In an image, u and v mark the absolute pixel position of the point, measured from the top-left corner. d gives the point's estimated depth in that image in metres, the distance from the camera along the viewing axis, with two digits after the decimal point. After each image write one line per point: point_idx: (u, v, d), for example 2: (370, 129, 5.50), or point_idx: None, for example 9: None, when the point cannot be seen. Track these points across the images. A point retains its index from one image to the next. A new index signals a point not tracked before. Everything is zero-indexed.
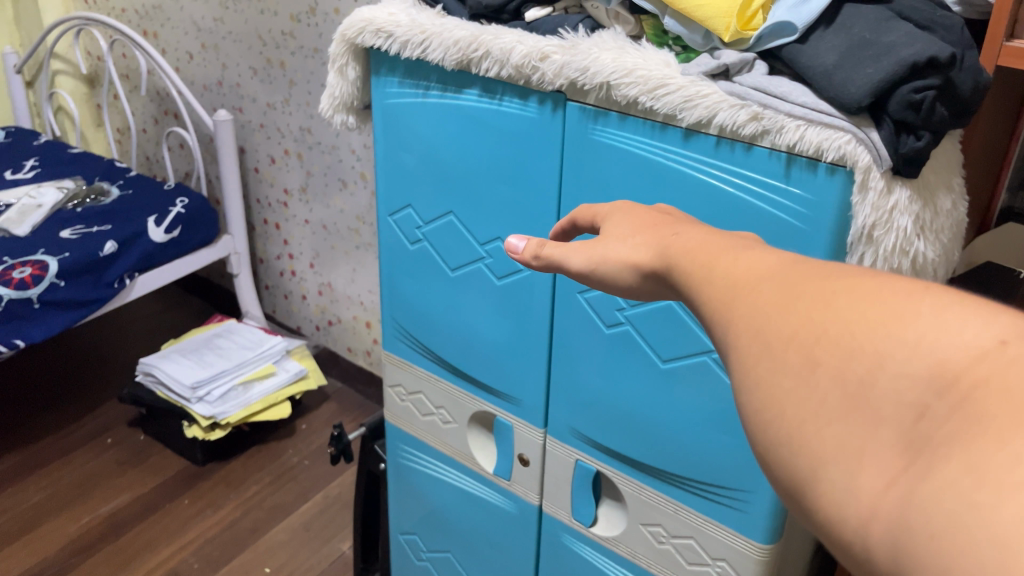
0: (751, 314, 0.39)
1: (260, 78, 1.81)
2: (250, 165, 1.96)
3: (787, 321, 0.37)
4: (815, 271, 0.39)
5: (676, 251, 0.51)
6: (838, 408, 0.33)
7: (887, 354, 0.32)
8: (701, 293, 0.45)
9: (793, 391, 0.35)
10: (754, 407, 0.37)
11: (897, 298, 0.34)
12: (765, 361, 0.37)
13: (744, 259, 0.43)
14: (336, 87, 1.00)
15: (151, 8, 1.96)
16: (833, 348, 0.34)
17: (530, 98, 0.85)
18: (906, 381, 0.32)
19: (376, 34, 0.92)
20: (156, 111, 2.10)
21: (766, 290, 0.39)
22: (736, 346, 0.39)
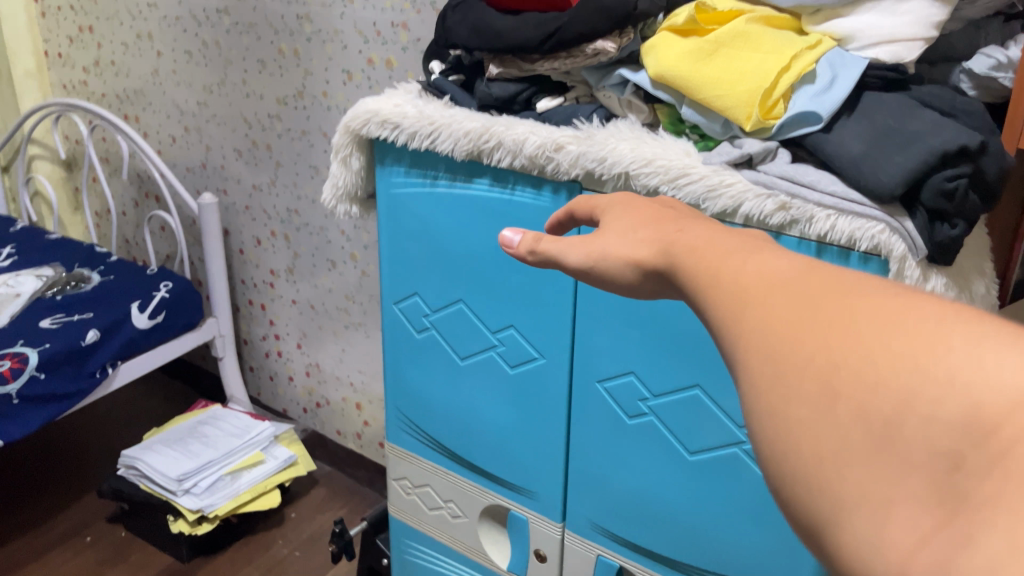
0: (762, 330, 0.35)
1: (244, 160, 1.80)
2: (234, 247, 1.92)
3: (803, 344, 0.32)
4: (836, 285, 0.34)
5: (680, 250, 0.47)
6: (861, 449, 0.29)
7: (915, 392, 0.28)
8: (708, 304, 0.40)
9: (809, 425, 0.31)
10: (767, 441, 0.32)
11: (924, 326, 0.30)
12: (778, 388, 0.32)
13: (753, 263, 0.40)
14: (339, 177, 0.98)
15: (132, 92, 1.95)
16: (853, 377, 0.30)
17: (545, 187, 0.84)
18: (935, 427, 0.27)
19: (381, 125, 0.92)
20: (136, 194, 2.07)
21: (778, 305, 0.35)
22: (746, 364, 0.34)
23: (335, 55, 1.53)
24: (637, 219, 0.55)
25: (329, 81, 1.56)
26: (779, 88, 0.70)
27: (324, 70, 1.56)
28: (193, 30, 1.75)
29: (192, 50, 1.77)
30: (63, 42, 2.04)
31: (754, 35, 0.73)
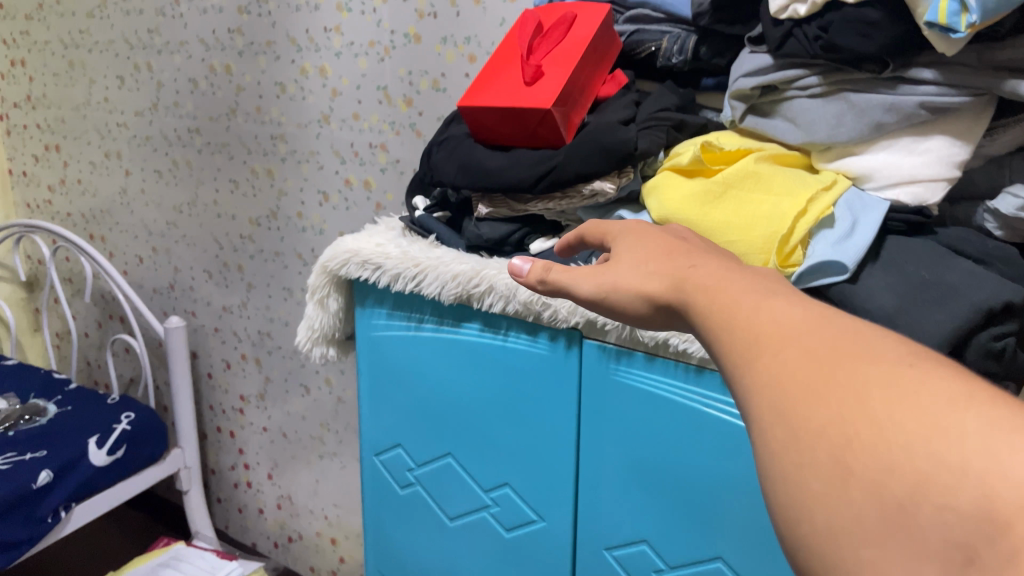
0: (777, 387, 0.34)
1: (215, 281, 1.72)
2: (202, 371, 1.82)
3: (819, 411, 0.32)
4: (849, 348, 0.34)
5: (691, 286, 0.46)
6: (877, 531, 0.29)
7: (931, 477, 0.28)
8: (719, 353, 0.40)
9: (823, 496, 0.31)
10: (782, 505, 0.32)
11: (937, 410, 0.30)
12: (791, 455, 0.32)
13: (764, 307, 0.40)
14: (315, 319, 0.91)
15: (98, 211, 1.88)
16: (869, 457, 0.30)
17: (540, 334, 0.77)
18: (951, 517, 0.28)
19: (361, 265, 0.85)
20: (100, 314, 1.98)
21: (795, 363, 0.35)
22: (763, 424, 0.34)
23: (311, 175, 1.48)
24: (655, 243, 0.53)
25: (304, 201, 1.51)
26: (795, 233, 0.64)
27: (299, 190, 1.51)
28: (164, 149, 1.69)
29: (161, 170, 1.71)
30: (27, 160, 1.97)
31: (765, 176, 0.68)
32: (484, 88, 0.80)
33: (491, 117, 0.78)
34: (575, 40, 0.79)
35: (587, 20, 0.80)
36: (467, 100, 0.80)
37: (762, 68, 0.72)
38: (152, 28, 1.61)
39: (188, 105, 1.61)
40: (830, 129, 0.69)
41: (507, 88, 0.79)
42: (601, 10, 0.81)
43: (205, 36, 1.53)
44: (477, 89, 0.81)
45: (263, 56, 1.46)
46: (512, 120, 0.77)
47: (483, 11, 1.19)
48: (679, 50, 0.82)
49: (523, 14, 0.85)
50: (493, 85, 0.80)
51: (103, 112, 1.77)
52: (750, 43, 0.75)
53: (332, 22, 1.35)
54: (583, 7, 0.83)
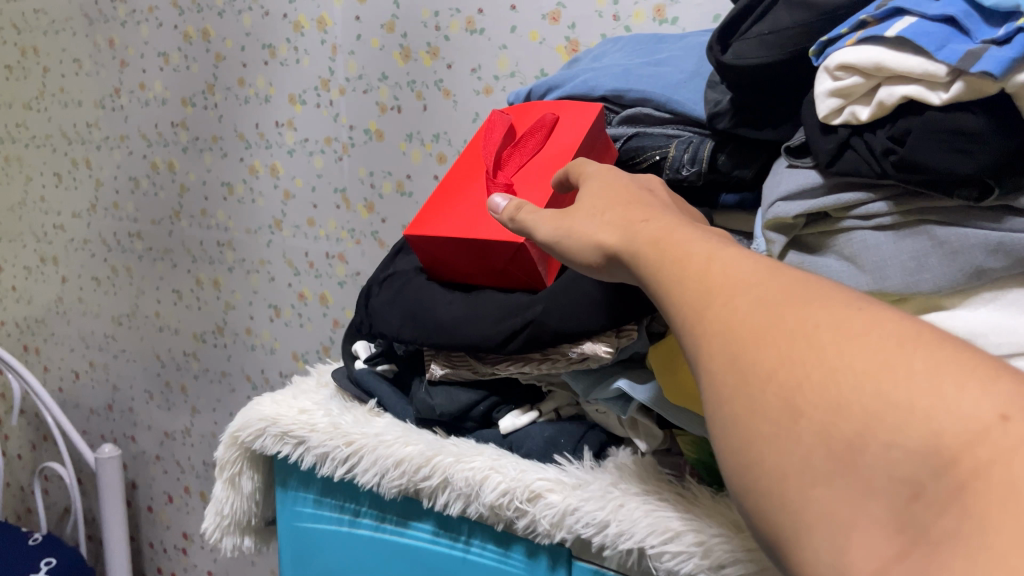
0: (727, 330, 0.33)
1: (157, 403, 1.51)
2: (142, 504, 1.59)
3: (770, 354, 0.31)
4: (800, 291, 0.33)
5: (641, 239, 0.41)
6: (826, 469, 0.28)
7: (880, 415, 0.27)
8: (665, 307, 0.38)
9: (773, 440, 0.30)
10: (733, 450, 0.32)
11: (886, 351, 0.29)
12: (741, 398, 0.32)
13: (717, 249, 0.38)
14: (224, 503, 0.70)
15: (33, 321, 1.67)
16: (820, 397, 0.29)
17: (513, 546, 0.56)
18: (899, 454, 0.26)
19: (279, 438, 0.65)
20: (33, 435, 1.75)
21: (744, 309, 0.33)
22: (714, 371, 0.33)
23: (261, 287, 1.29)
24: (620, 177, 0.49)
25: (254, 316, 1.31)
26: None
27: (248, 304, 1.32)
28: (102, 254, 1.50)
29: (100, 277, 1.52)
30: None
31: None
32: (442, 212, 0.62)
33: (448, 250, 0.59)
34: (557, 153, 0.61)
35: (572, 126, 0.63)
36: (416, 226, 0.61)
37: (808, 189, 0.54)
38: (91, 122, 1.43)
39: (128, 206, 1.42)
40: (909, 276, 0.50)
41: (469, 212, 0.60)
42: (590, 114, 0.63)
43: (147, 131, 1.36)
44: (432, 212, 0.63)
45: (208, 153, 1.28)
46: (474, 254, 0.58)
47: (453, 105, 1.02)
48: (691, 159, 0.64)
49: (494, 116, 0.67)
50: (453, 207, 0.62)
51: (39, 214, 1.58)
52: (788, 155, 0.56)
53: (284, 116, 1.18)
54: (569, 110, 0.65)
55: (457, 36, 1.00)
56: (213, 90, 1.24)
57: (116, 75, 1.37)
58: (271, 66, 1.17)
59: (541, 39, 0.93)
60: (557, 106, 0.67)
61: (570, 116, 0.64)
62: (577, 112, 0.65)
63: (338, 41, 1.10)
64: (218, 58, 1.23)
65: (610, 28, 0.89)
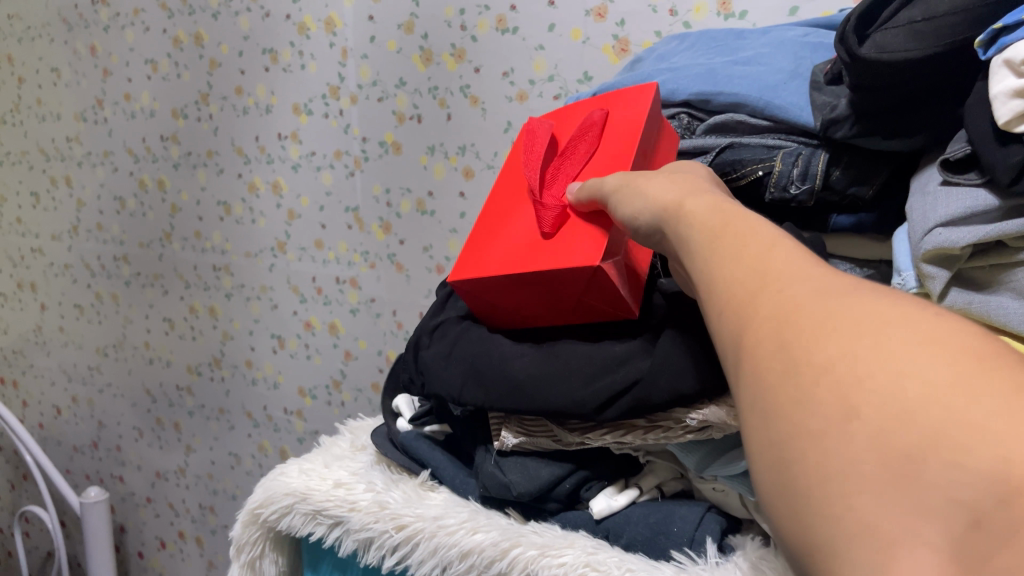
0: (784, 310, 0.25)
1: (147, 441, 1.38)
2: (132, 550, 1.46)
3: (828, 341, 0.23)
4: (862, 284, 0.26)
5: (682, 216, 0.34)
6: (872, 478, 0.21)
7: (950, 429, 0.20)
8: (704, 285, 0.30)
9: (808, 435, 0.22)
10: (763, 445, 0.24)
11: (967, 360, 0.21)
12: (786, 387, 0.24)
13: (761, 226, 0.30)
14: None
15: (11, 352, 1.54)
16: (881, 394, 0.21)
17: None
18: (963, 481, 0.20)
19: (311, 518, 0.54)
20: (13, 474, 1.62)
21: (792, 292, 0.26)
22: (753, 355, 0.26)
23: (262, 315, 1.17)
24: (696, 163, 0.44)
25: (255, 347, 1.20)
26: None
27: (248, 333, 1.20)
28: (85, 280, 1.38)
29: (82, 305, 1.40)
30: None
31: None
32: (491, 248, 0.51)
33: (508, 293, 0.49)
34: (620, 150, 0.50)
35: (631, 118, 0.52)
36: (463, 273, 0.51)
37: (978, 212, 0.43)
38: (71, 136, 1.31)
39: (114, 227, 1.30)
40: None
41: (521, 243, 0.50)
42: (649, 101, 0.52)
43: (134, 145, 1.24)
44: (478, 251, 0.52)
45: (203, 169, 1.17)
46: (542, 292, 0.47)
47: (482, 114, 0.91)
48: (801, 174, 0.53)
49: (530, 129, 0.57)
50: (502, 240, 0.51)
51: (15, 235, 1.45)
52: (944, 169, 0.46)
53: (287, 128, 1.07)
54: (622, 102, 0.54)
55: (486, 37, 0.89)
56: (207, 99, 1.13)
57: (99, 85, 1.25)
58: (273, 72, 1.06)
59: (584, 38, 0.83)
60: (605, 100, 0.57)
61: (626, 109, 0.54)
62: (631, 101, 0.54)
63: (349, 44, 0.99)
64: (212, 65, 1.11)
65: (666, 25, 0.78)
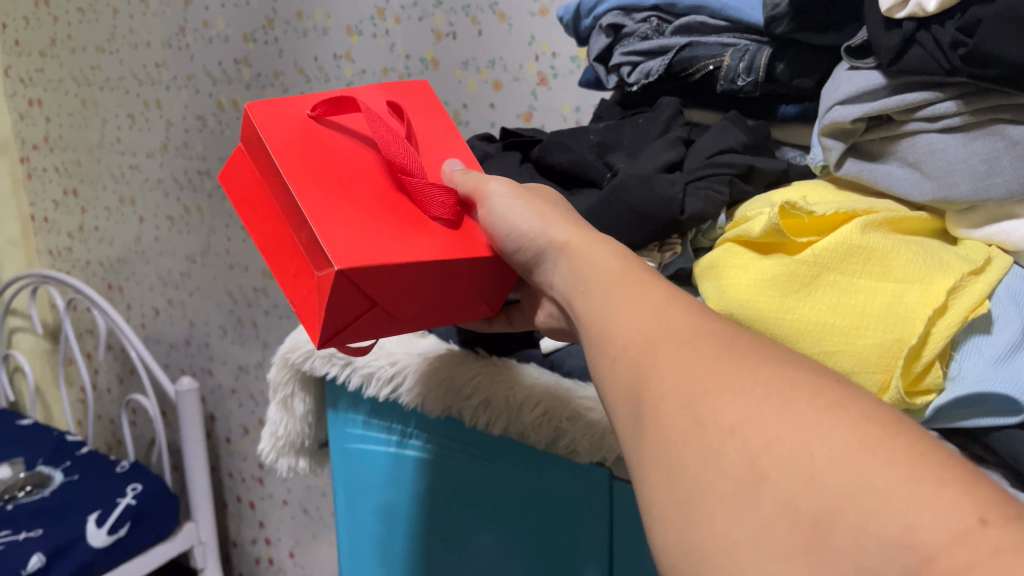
0: (682, 373, 0.33)
1: (231, 338, 1.55)
2: (220, 436, 1.65)
3: (732, 408, 0.31)
4: (755, 351, 0.33)
5: (592, 264, 0.42)
6: (788, 543, 0.27)
7: (854, 495, 0.26)
8: (603, 331, 0.39)
9: (727, 499, 0.29)
10: (674, 503, 0.31)
11: (866, 428, 0.28)
12: (695, 446, 0.31)
13: (653, 292, 0.39)
14: (279, 424, 0.72)
15: (115, 260, 1.74)
16: (787, 460, 0.28)
17: (552, 467, 0.55)
18: (869, 542, 0.25)
19: (328, 360, 0.66)
20: (121, 369, 1.83)
21: (690, 357, 0.34)
22: (665, 419, 0.33)
23: None
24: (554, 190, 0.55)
25: None
26: (930, 344, 0.42)
27: None
28: (175, 193, 1.54)
29: (174, 216, 1.56)
30: (48, 206, 1.82)
31: (878, 251, 0.45)
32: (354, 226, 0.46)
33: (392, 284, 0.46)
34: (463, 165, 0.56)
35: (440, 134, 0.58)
36: (346, 244, 0.44)
37: (868, 91, 0.50)
38: (160, 62, 1.46)
39: (197, 144, 1.45)
40: (978, 181, 0.46)
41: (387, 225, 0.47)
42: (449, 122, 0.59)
43: (211, 68, 1.37)
44: (340, 218, 0.46)
45: (270, 89, 1.29)
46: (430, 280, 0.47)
47: (508, 29, 0.99)
48: (746, 68, 0.60)
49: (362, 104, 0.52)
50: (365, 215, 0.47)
51: (116, 154, 1.62)
52: (849, 56, 0.52)
53: (341, 48, 1.17)
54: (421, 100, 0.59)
55: None
56: (273, 23, 1.24)
57: (181, 14, 1.38)
58: None
59: None
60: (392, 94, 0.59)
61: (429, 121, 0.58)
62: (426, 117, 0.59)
63: None
64: None
65: None
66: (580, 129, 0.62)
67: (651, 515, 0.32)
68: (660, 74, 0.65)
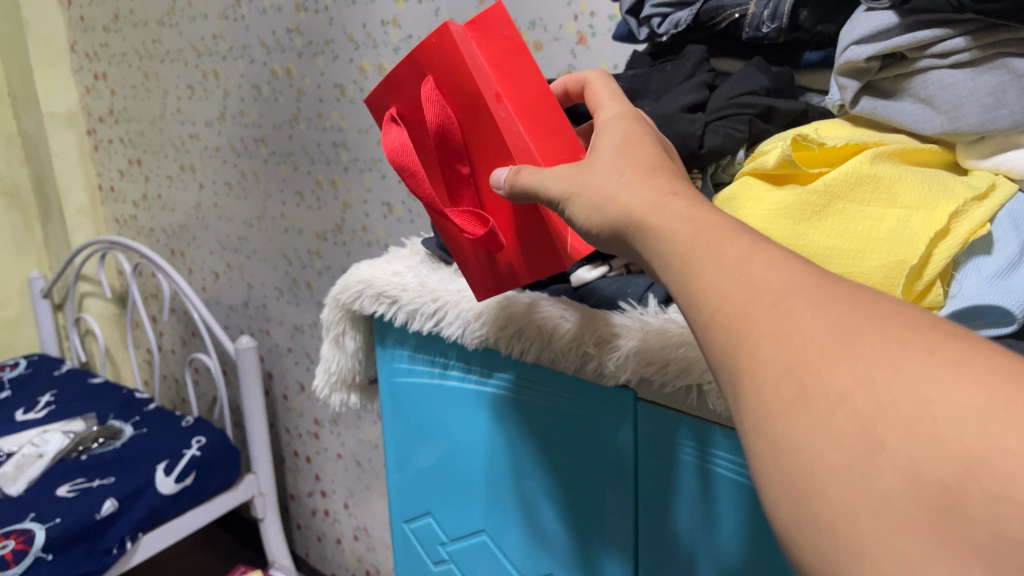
0: (779, 334, 0.30)
1: (287, 299, 1.62)
2: (278, 393, 1.73)
3: (840, 371, 0.28)
4: (857, 302, 0.30)
5: (670, 215, 0.38)
6: (915, 517, 0.24)
7: (986, 456, 0.23)
8: (688, 293, 0.35)
9: (843, 470, 0.26)
10: (781, 475, 0.28)
11: (993, 381, 0.25)
12: (800, 414, 0.28)
13: (745, 250, 0.34)
14: (332, 361, 0.79)
15: (177, 227, 1.82)
16: (901, 424, 0.25)
17: (584, 390, 0.60)
18: (1008, 508, 0.23)
19: (376, 298, 0.71)
20: (184, 331, 1.91)
21: (796, 316, 0.30)
22: (764, 383, 0.30)
23: (374, 185, 1.34)
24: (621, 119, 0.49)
25: (368, 214, 1.37)
26: (932, 265, 0.45)
27: (363, 202, 1.37)
28: (232, 160, 1.61)
29: (232, 182, 1.63)
30: (114, 176, 1.92)
31: (886, 180, 0.48)
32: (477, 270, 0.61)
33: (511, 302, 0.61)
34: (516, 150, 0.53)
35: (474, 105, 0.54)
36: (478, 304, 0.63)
37: (882, 31, 0.51)
38: (217, 33, 1.51)
39: (253, 112, 1.51)
40: (984, 112, 0.48)
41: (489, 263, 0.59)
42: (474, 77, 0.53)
43: (265, 38, 1.42)
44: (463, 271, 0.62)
45: (321, 56, 1.34)
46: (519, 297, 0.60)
47: None
48: (771, 15, 0.61)
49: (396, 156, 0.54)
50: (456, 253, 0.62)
51: (177, 124, 1.70)
52: None
53: (388, 14, 1.21)
54: (441, 66, 0.54)
55: None
56: None
57: None
58: None
59: None
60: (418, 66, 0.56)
61: (469, 93, 0.54)
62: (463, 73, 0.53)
63: None
64: None
65: None
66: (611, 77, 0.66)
67: (762, 489, 0.30)
68: (688, 24, 0.67)
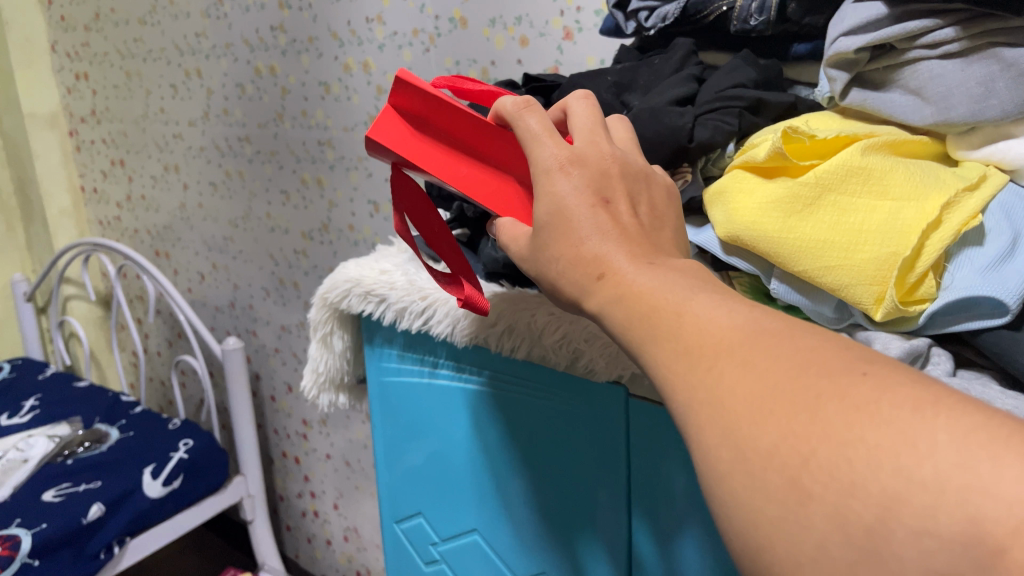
0: (710, 401, 0.31)
1: (273, 300, 1.61)
2: (266, 394, 1.72)
3: (769, 427, 0.29)
4: (791, 347, 0.31)
5: (605, 300, 0.40)
6: (847, 561, 0.26)
7: (901, 497, 0.25)
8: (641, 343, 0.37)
9: (783, 522, 0.28)
10: (737, 531, 0.29)
11: (900, 415, 0.27)
12: (740, 475, 0.29)
13: (693, 310, 0.35)
14: (319, 360, 0.78)
15: (162, 227, 1.81)
16: (827, 470, 0.27)
17: (574, 388, 0.60)
18: (931, 543, 0.24)
19: (364, 297, 0.70)
20: (170, 333, 1.90)
21: (728, 371, 0.31)
22: (700, 439, 0.31)
23: (360, 183, 1.33)
24: (587, 118, 0.47)
25: (355, 213, 1.36)
26: (924, 257, 0.45)
27: (350, 201, 1.36)
28: (217, 160, 1.59)
29: (216, 182, 1.62)
30: (97, 177, 1.90)
31: (877, 172, 0.47)
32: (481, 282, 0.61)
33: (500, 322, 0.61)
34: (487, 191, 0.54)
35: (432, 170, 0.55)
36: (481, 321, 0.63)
37: (873, 21, 0.51)
38: (200, 32, 1.50)
39: (237, 111, 1.50)
40: (976, 103, 0.48)
41: None
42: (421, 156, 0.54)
43: (248, 37, 1.41)
44: None
45: (306, 54, 1.33)
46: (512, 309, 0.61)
47: None
48: (758, 8, 0.61)
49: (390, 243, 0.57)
50: None
51: (160, 124, 1.68)
52: None
53: (373, 11, 1.20)
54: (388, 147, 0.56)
55: None
56: None
57: None
58: None
59: None
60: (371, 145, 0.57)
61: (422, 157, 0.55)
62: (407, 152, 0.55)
63: None
64: None
65: None
66: (598, 70, 0.66)
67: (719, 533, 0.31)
68: (676, 17, 0.66)
